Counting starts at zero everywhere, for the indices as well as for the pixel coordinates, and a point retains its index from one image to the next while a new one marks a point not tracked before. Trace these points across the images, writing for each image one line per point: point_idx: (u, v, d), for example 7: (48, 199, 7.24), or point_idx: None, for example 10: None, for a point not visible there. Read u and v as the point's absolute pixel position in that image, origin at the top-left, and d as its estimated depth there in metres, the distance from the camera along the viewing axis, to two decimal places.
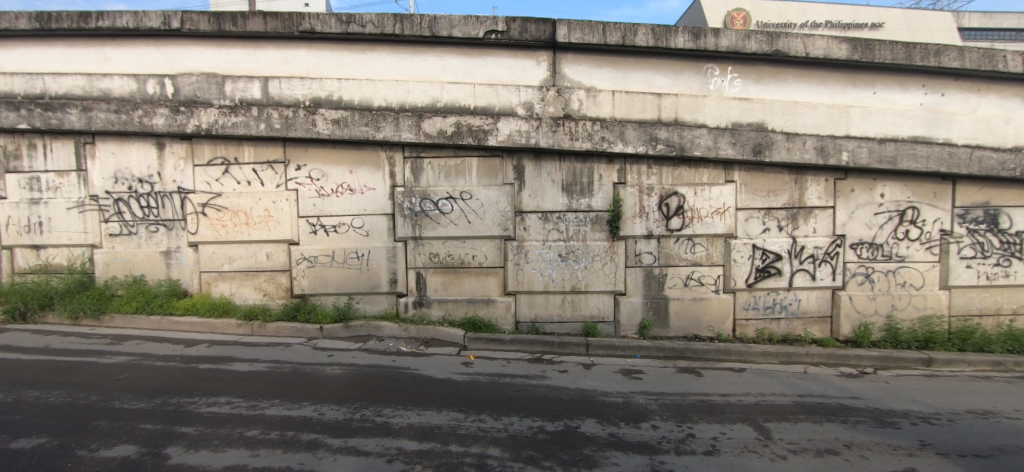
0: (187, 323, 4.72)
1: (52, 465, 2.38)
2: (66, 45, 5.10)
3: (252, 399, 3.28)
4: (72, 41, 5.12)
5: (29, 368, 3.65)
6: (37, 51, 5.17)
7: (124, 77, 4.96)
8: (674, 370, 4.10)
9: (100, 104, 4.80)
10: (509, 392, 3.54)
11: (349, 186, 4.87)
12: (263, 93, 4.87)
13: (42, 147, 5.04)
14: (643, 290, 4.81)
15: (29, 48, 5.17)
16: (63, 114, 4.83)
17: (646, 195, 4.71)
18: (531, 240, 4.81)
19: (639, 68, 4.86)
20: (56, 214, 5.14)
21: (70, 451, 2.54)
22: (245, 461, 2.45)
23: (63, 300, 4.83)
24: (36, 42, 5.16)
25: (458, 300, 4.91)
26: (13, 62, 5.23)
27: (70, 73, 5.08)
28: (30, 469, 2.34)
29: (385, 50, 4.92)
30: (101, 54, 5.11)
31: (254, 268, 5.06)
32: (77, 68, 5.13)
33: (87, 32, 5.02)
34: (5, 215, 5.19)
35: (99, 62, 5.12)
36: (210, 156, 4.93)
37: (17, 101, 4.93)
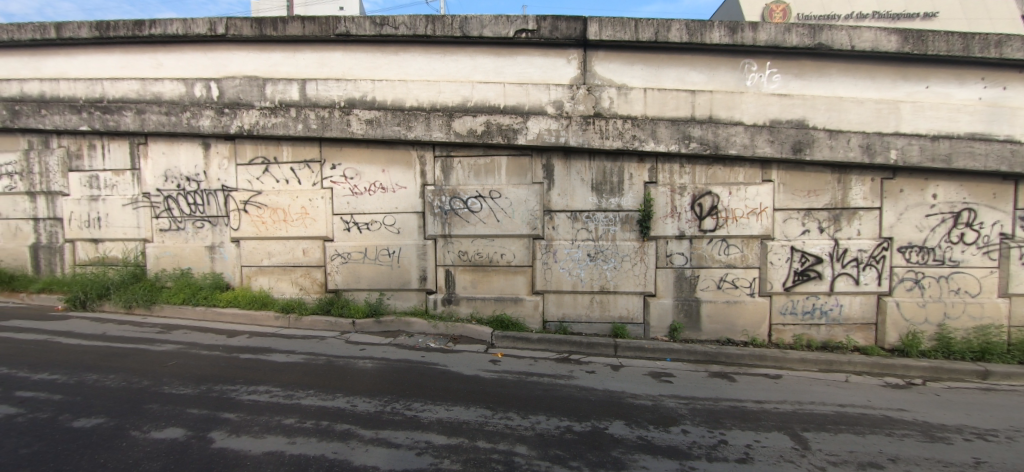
0: (230, 315, 4.95)
1: (110, 445, 2.54)
2: (123, 52, 5.44)
3: (289, 389, 3.41)
4: (128, 47, 5.46)
5: (91, 353, 3.92)
6: (97, 57, 5.54)
7: (174, 81, 5.25)
8: (706, 374, 3.98)
9: (152, 107, 5.10)
10: (537, 391, 3.53)
11: (381, 185, 4.98)
12: (300, 94, 5.04)
13: (102, 147, 5.40)
14: (674, 291, 4.70)
15: (91, 55, 5.55)
16: (120, 117, 5.17)
17: (678, 195, 4.60)
18: (560, 239, 4.78)
19: (672, 65, 4.74)
20: (112, 210, 5.50)
21: (126, 432, 2.72)
22: (283, 448, 2.55)
23: (119, 291, 5.17)
24: (96, 49, 5.53)
25: (486, 299, 4.94)
26: (75, 67, 5.61)
27: (126, 78, 5.41)
28: (91, 447, 2.51)
29: (417, 51, 4.99)
30: (154, 59, 5.42)
31: (291, 263, 5.24)
32: (133, 74, 5.46)
33: (142, 39, 5.34)
34: (68, 211, 5.59)
35: (152, 67, 5.43)
36: (252, 155, 5.14)
37: (80, 104, 5.30)
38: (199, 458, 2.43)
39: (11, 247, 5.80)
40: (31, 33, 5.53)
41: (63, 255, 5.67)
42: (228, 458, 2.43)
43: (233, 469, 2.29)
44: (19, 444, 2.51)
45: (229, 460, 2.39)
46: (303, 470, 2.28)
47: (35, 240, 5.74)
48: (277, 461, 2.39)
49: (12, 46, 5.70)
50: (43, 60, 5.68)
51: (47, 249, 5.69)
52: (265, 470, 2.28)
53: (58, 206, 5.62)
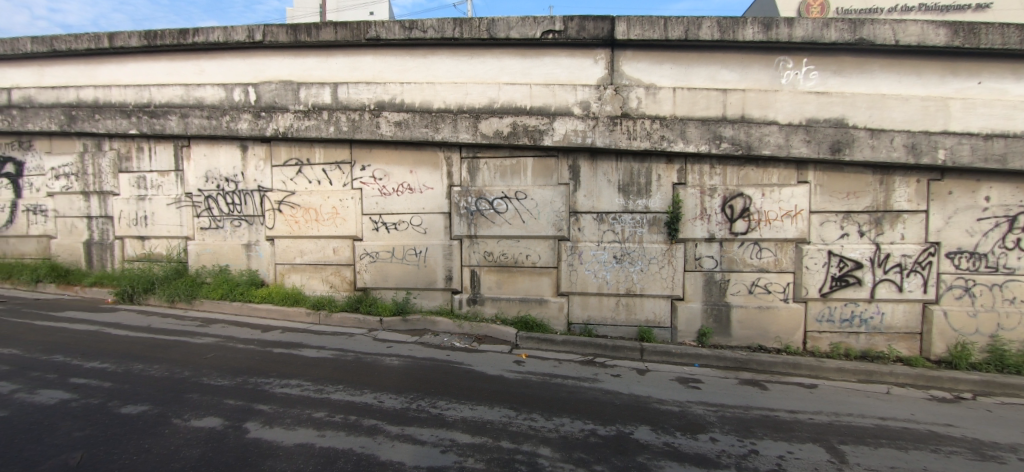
0: (264, 310, 5.15)
1: (154, 432, 2.68)
2: (169, 59, 5.75)
3: (320, 383, 3.51)
4: (173, 55, 5.76)
5: (137, 344, 4.15)
6: (146, 65, 5.86)
7: (215, 87, 5.51)
8: (737, 381, 3.86)
9: (195, 111, 5.37)
10: (561, 393, 3.51)
11: (409, 186, 5.07)
12: (332, 98, 5.19)
13: (149, 150, 5.71)
14: (703, 295, 4.58)
15: (140, 63, 5.88)
16: (166, 121, 5.46)
17: (708, 196, 4.49)
18: (586, 240, 4.73)
19: (703, 63, 4.64)
20: (158, 209, 5.81)
21: (168, 419, 2.86)
22: (314, 440, 2.63)
23: (163, 285, 5.46)
24: (145, 57, 5.86)
25: (511, 299, 4.94)
26: (126, 74, 5.95)
27: (171, 84, 5.71)
28: (137, 433, 2.66)
29: (445, 53, 5.05)
30: (197, 66, 5.69)
31: (322, 261, 5.39)
32: (177, 80, 5.76)
33: (186, 47, 5.62)
34: (119, 210, 5.94)
35: (195, 73, 5.71)
36: (286, 157, 5.33)
37: (130, 109, 5.63)
38: (235, 447, 2.53)
39: (68, 243, 6.20)
40: (87, 43, 5.90)
41: (113, 251, 6.03)
42: (262, 449, 2.52)
43: (267, 459, 2.38)
44: (73, 428, 2.69)
45: (262, 451, 2.48)
46: (332, 462, 2.34)
47: (88, 237, 6.12)
48: (308, 453, 2.46)
49: (70, 56, 6.10)
50: (97, 67, 6.04)
51: (99, 245, 6.07)
52: (297, 461, 2.35)
53: (109, 205, 5.98)
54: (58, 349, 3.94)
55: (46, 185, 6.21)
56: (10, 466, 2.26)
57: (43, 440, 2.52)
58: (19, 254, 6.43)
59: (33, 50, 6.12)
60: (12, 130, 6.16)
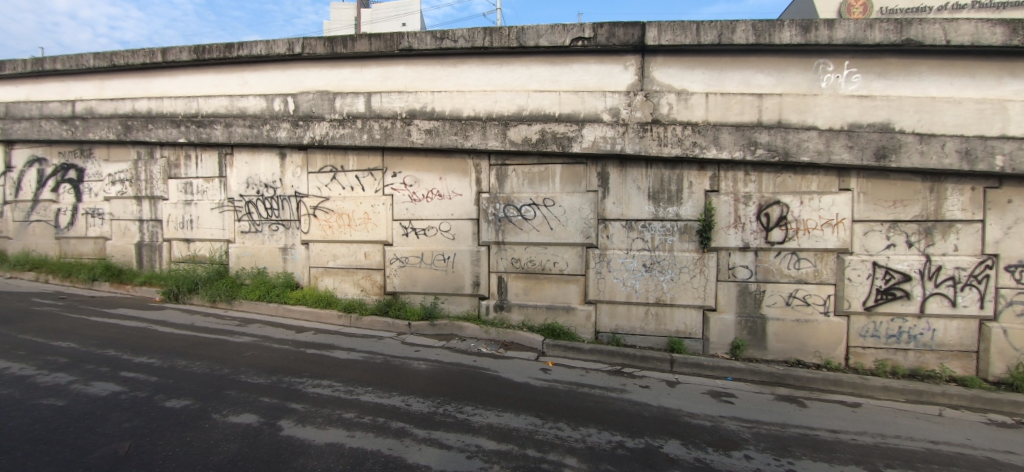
0: (298, 312, 5.33)
1: (195, 426, 2.81)
2: (216, 72, 6.08)
3: (350, 384, 3.59)
4: (219, 68, 6.09)
5: (181, 341, 4.38)
6: (194, 77, 6.22)
7: (257, 97, 5.79)
8: (773, 397, 3.70)
9: (238, 121, 5.66)
10: (588, 402, 3.45)
11: (439, 192, 5.15)
12: (366, 107, 5.37)
13: (195, 157, 6.05)
14: (737, 306, 4.43)
15: (189, 76, 6.24)
16: (212, 130, 5.78)
17: (742, 204, 4.36)
18: (614, 248, 4.68)
19: (736, 68, 4.52)
20: (202, 213, 6.13)
21: (208, 414, 2.99)
22: (343, 440, 2.69)
23: (205, 286, 5.75)
24: (194, 70, 6.22)
25: (538, 306, 4.92)
26: (176, 86, 6.33)
27: (217, 95, 6.04)
28: (179, 426, 2.79)
29: (474, 62, 5.12)
30: (240, 78, 6.00)
31: (354, 265, 5.53)
32: (222, 91, 6.08)
33: (231, 60, 5.94)
34: (167, 214, 6.30)
35: (239, 85, 6.01)
36: (321, 164, 5.53)
37: (179, 119, 5.99)
38: (270, 443, 2.62)
39: (121, 244, 6.62)
40: (143, 58, 6.32)
41: (161, 252, 6.39)
42: (294, 447, 2.60)
43: (299, 456, 2.45)
44: (122, 419, 2.85)
45: (294, 449, 2.55)
46: (361, 463, 2.39)
47: (139, 239, 6.51)
48: (338, 453, 2.52)
49: (127, 70, 6.55)
50: (150, 80, 6.46)
51: (149, 247, 6.45)
52: (327, 460, 2.41)
53: (159, 209, 6.35)
54: (110, 344, 4.20)
55: (103, 191, 6.66)
56: (67, 453, 2.42)
57: (96, 429, 2.69)
58: (79, 254, 6.92)
59: (95, 66, 6.60)
60: (75, 139, 6.65)
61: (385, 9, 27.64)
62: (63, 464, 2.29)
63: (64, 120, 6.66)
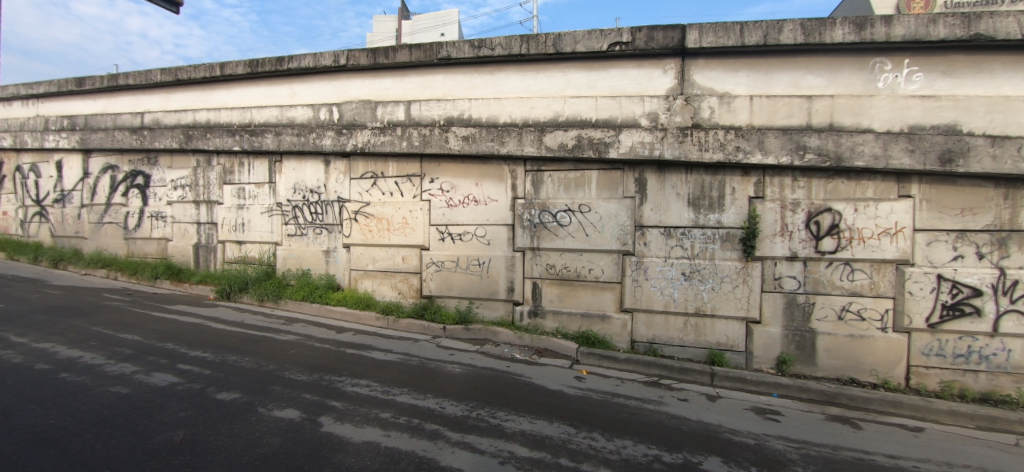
0: (339, 312, 5.54)
1: (243, 418, 2.96)
2: (267, 84, 6.46)
3: (386, 385, 3.68)
4: (270, 80, 6.46)
5: (231, 337, 4.64)
6: (248, 89, 6.63)
7: (304, 107, 6.11)
8: (823, 417, 3.48)
9: (287, 129, 5.99)
10: (623, 413, 3.37)
11: (475, 198, 5.22)
12: (405, 114, 5.53)
13: (248, 164, 6.44)
14: (784, 319, 4.21)
15: (243, 88, 6.66)
16: (263, 139, 6.14)
17: (790, 211, 4.17)
18: (652, 255, 4.57)
19: (784, 69, 4.34)
20: (253, 217, 6.50)
21: (255, 407, 3.15)
22: (380, 440, 2.75)
23: (254, 285, 6.09)
24: (248, 83, 6.64)
25: (573, 314, 4.88)
26: (231, 98, 6.77)
27: (269, 106, 6.41)
28: (229, 418, 2.95)
29: (511, 69, 5.18)
30: (289, 89, 6.34)
31: (392, 268, 5.69)
32: (273, 102, 6.45)
33: (281, 72, 6.29)
34: (222, 217, 6.72)
35: (288, 95, 6.35)
36: (363, 170, 5.74)
37: (234, 129, 6.40)
38: (311, 439, 2.72)
39: (181, 245, 7.11)
40: (203, 72, 6.80)
41: (215, 254, 6.81)
42: (334, 443, 2.69)
43: (337, 453, 2.53)
44: (178, 409, 3.04)
45: (333, 445, 2.64)
46: (396, 462, 2.44)
47: (196, 240, 6.97)
48: (374, 451, 2.58)
49: (189, 83, 7.07)
50: (209, 93, 6.93)
51: (205, 248, 6.89)
52: (364, 458, 2.48)
53: (214, 213, 6.79)
54: (169, 338, 4.51)
55: (166, 195, 7.19)
56: (130, 438, 2.61)
57: (156, 417, 2.89)
58: (144, 253, 7.49)
59: (161, 80, 7.16)
60: (143, 148, 7.23)
61: (423, 20, 28.63)
62: (129, 448, 2.47)
63: (134, 130, 7.26)
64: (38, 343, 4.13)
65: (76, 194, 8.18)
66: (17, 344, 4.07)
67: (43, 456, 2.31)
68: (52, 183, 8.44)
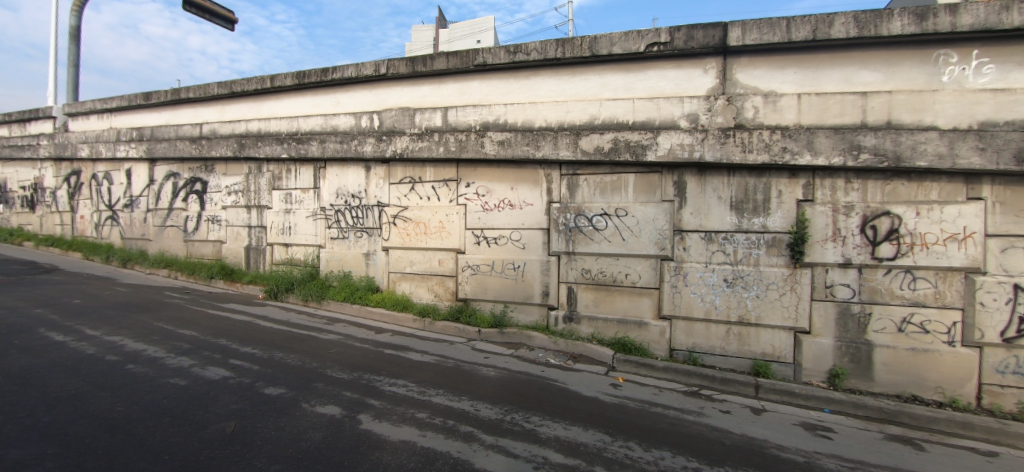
0: (378, 314, 5.71)
1: (288, 413, 3.10)
2: (312, 94, 6.81)
3: (422, 385, 3.76)
4: (315, 90, 6.80)
5: (278, 335, 4.89)
6: (294, 99, 7.01)
7: (347, 115, 6.38)
8: (882, 436, 3.23)
9: (331, 137, 6.28)
10: (662, 423, 3.28)
11: (510, 202, 5.27)
12: (442, 120, 5.66)
13: (294, 171, 6.79)
14: (837, 329, 3.98)
15: (291, 98, 7.04)
16: (308, 146, 6.47)
17: (843, 215, 3.95)
18: (692, 261, 4.45)
19: (836, 65, 4.13)
20: (299, 221, 6.83)
21: (299, 403, 3.29)
22: (416, 439, 2.81)
23: (299, 286, 6.39)
24: (294, 93, 7.01)
25: (609, 319, 4.81)
26: (280, 107, 7.17)
27: (314, 114, 6.74)
28: (276, 412, 3.10)
29: (547, 73, 5.21)
30: (333, 98, 6.64)
31: (429, 271, 5.81)
32: (318, 111, 6.78)
33: (325, 82, 6.60)
34: (270, 221, 7.10)
35: (331, 104, 6.65)
36: (402, 175, 5.95)
37: (283, 137, 6.78)
38: (350, 435, 2.81)
39: (234, 247, 7.56)
40: (255, 84, 7.24)
41: (264, 255, 7.20)
42: (372, 441, 2.76)
43: (375, 450, 2.60)
44: (229, 401, 3.23)
45: (372, 443, 2.71)
46: (432, 462, 2.48)
47: (247, 243, 7.39)
48: (411, 450, 2.63)
49: (242, 95, 7.54)
50: (261, 103, 7.37)
51: (255, 250, 7.30)
52: (401, 457, 2.54)
53: (263, 217, 7.19)
54: (223, 334, 4.81)
55: (221, 200, 7.67)
56: (186, 427, 2.79)
57: (210, 408, 3.08)
58: (200, 254, 8.02)
59: (218, 93, 7.69)
60: (201, 157, 7.76)
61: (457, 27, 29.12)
62: (186, 436, 2.65)
63: (193, 140, 7.81)
64: (109, 336, 4.51)
65: (143, 199, 8.87)
66: (92, 336, 4.47)
67: (111, 441, 2.51)
68: (122, 189, 9.20)
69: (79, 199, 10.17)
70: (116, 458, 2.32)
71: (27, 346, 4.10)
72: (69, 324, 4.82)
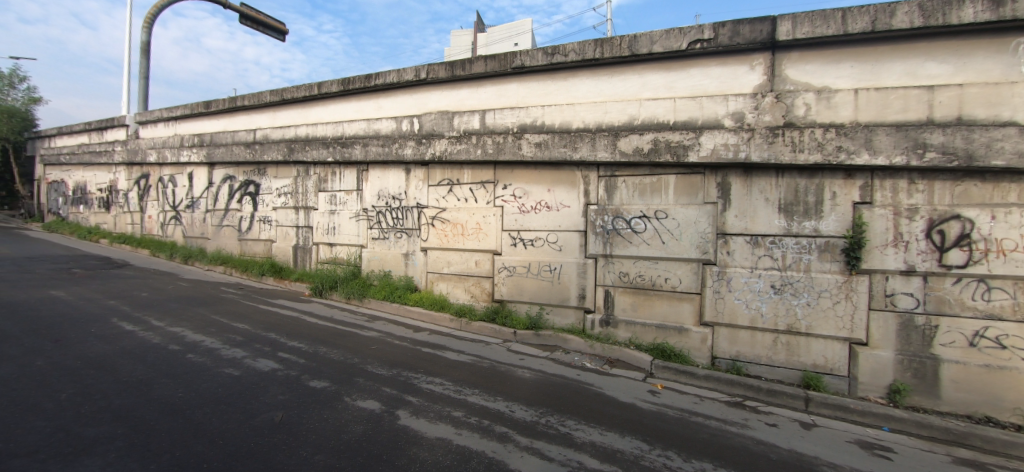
0: (417, 312, 5.86)
1: (332, 406, 3.22)
2: (356, 99, 7.12)
3: (458, 384, 3.82)
4: (358, 95, 7.10)
5: (323, 331, 5.14)
6: (339, 105, 7.34)
7: (388, 120, 6.62)
8: (950, 459, 2.96)
9: (373, 141, 6.55)
10: (702, 434, 3.16)
11: (547, 204, 5.28)
12: (480, 123, 5.75)
13: (339, 173, 7.12)
14: (898, 342, 3.71)
15: (336, 103, 7.39)
16: (353, 150, 6.78)
17: (906, 219, 3.68)
18: (736, 266, 4.31)
19: (898, 58, 3.86)
20: (343, 221, 7.13)
21: (341, 396, 3.43)
22: (452, 437, 2.86)
23: (343, 284, 6.66)
24: (339, 99, 7.34)
25: (647, 324, 4.72)
26: (325, 112, 7.53)
27: (357, 119, 7.03)
28: (321, 405, 3.24)
29: (585, 74, 5.19)
30: (375, 103, 6.90)
31: (466, 272, 5.91)
32: (361, 116, 7.07)
33: (368, 88, 6.87)
34: (316, 221, 7.46)
35: (374, 109, 6.93)
36: (440, 178, 6.10)
37: (329, 141, 7.13)
38: (389, 430, 2.89)
39: (283, 246, 7.99)
40: (303, 91, 7.64)
41: (310, 254, 7.56)
42: (409, 437, 2.84)
43: (413, 446, 2.67)
44: (277, 392, 3.41)
45: (409, 439, 2.78)
46: (467, 461, 2.51)
47: (295, 242, 7.79)
48: (446, 448, 2.68)
49: (292, 102, 7.98)
50: (308, 110, 7.76)
51: (302, 249, 7.68)
52: (437, 453, 2.59)
53: (309, 217, 7.56)
54: (273, 328, 5.10)
55: (271, 201, 8.13)
56: (239, 415, 2.96)
57: (261, 398, 3.27)
58: (253, 252, 8.53)
59: (270, 100, 8.18)
60: (254, 161, 8.27)
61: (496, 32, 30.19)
62: (239, 423, 2.82)
63: (248, 145, 8.35)
64: (172, 327, 4.89)
65: (202, 200, 9.54)
66: (156, 327, 4.86)
67: (173, 425, 2.71)
68: (185, 191, 9.94)
69: (147, 200, 11.07)
70: (176, 440, 2.51)
71: (102, 333, 4.51)
72: (138, 315, 5.26)
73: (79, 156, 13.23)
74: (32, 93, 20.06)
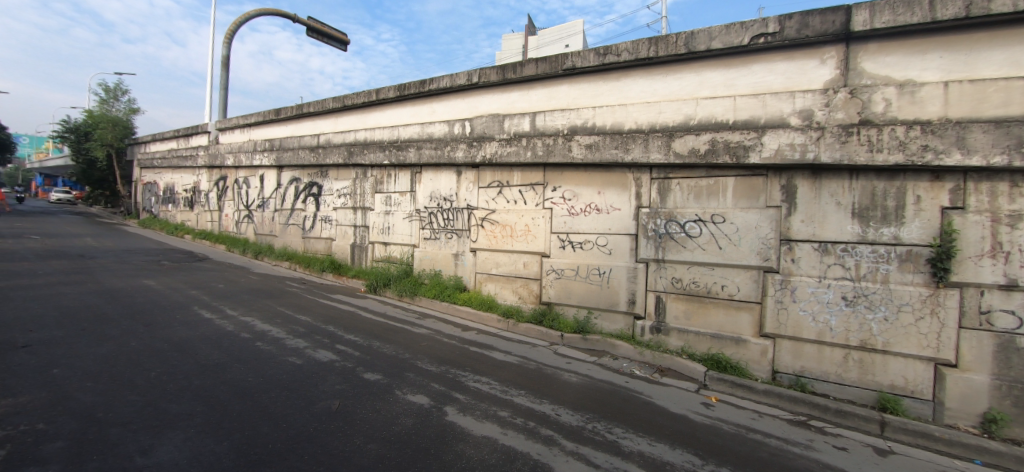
0: (466, 312, 6.01)
1: (385, 399, 3.38)
2: (411, 104, 7.45)
3: (505, 385, 3.87)
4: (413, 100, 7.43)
5: (378, 326, 5.41)
6: (395, 109, 7.71)
7: (441, 123, 6.87)
8: None
9: (427, 144, 6.81)
10: (760, 452, 2.97)
11: (597, 206, 5.23)
12: (530, 126, 5.83)
13: (393, 176, 7.46)
14: (995, 365, 3.26)
15: (391, 109, 7.78)
16: (408, 153, 7.05)
17: (1007, 226, 3.25)
18: (802, 274, 4.03)
19: (1001, 43, 3.40)
20: (396, 222, 7.48)
21: (392, 389, 3.59)
22: (498, 436, 2.90)
23: (395, 282, 6.97)
24: (395, 104, 7.72)
25: (701, 333, 4.55)
26: (383, 118, 7.96)
27: (413, 123, 7.34)
28: (376, 396, 3.41)
29: (639, 74, 5.12)
30: (430, 108, 7.17)
31: (514, 274, 5.97)
32: (417, 120, 7.37)
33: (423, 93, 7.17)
34: (371, 221, 7.87)
35: (428, 113, 7.21)
36: (489, 180, 6.23)
37: (385, 145, 7.50)
38: (437, 425, 2.99)
39: (341, 244, 8.50)
40: (362, 98, 8.11)
41: (366, 252, 7.99)
42: (457, 433, 2.91)
43: (459, 443, 2.73)
44: (335, 382, 3.63)
45: (456, 435, 2.85)
46: (512, 461, 2.54)
47: (353, 241, 8.25)
48: (492, 447, 2.73)
49: (352, 108, 8.49)
50: (366, 115, 8.25)
51: (359, 248, 8.12)
52: (483, 452, 2.64)
53: (365, 218, 7.98)
54: (334, 322, 5.43)
55: (332, 202, 8.69)
56: (300, 401, 3.18)
57: (320, 387, 3.49)
58: (314, 250, 9.14)
59: (332, 107, 8.76)
60: (317, 163, 8.87)
61: (546, 34, 30.35)
62: (300, 409, 3.02)
63: (311, 149, 8.98)
64: (244, 316, 5.36)
65: (271, 201, 10.37)
66: (231, 315, 5.35)
67: (245, 406, 2.97)
68: (256, 192, 10.86)
69: (224, 200, 12.20)
70: (246, 421, 2.75)
71: (187, 319, 5.05)
72: (215, 304, 5.83)
73: (169, 160, 14.88)
74: (132, 105, 22.89)
